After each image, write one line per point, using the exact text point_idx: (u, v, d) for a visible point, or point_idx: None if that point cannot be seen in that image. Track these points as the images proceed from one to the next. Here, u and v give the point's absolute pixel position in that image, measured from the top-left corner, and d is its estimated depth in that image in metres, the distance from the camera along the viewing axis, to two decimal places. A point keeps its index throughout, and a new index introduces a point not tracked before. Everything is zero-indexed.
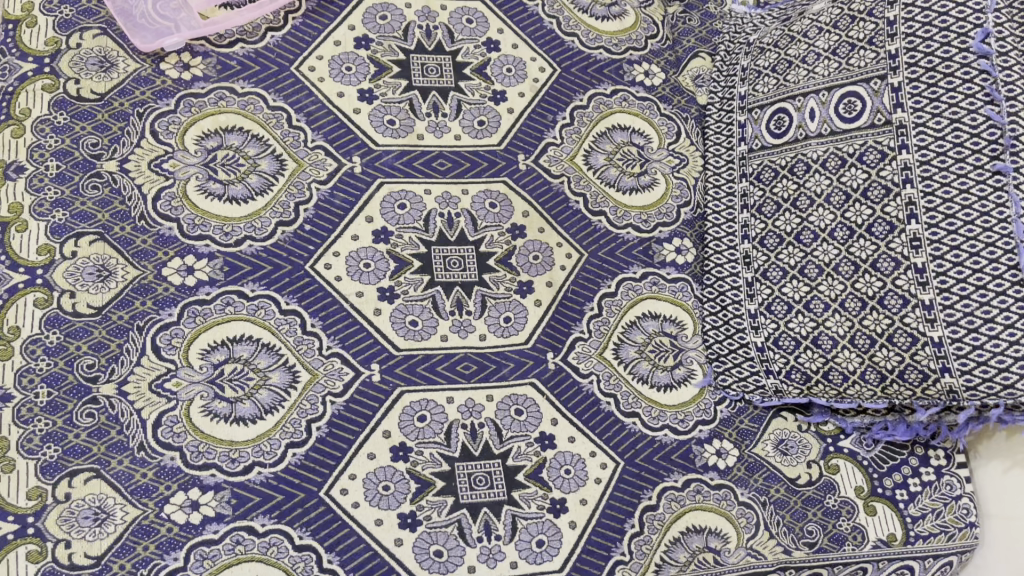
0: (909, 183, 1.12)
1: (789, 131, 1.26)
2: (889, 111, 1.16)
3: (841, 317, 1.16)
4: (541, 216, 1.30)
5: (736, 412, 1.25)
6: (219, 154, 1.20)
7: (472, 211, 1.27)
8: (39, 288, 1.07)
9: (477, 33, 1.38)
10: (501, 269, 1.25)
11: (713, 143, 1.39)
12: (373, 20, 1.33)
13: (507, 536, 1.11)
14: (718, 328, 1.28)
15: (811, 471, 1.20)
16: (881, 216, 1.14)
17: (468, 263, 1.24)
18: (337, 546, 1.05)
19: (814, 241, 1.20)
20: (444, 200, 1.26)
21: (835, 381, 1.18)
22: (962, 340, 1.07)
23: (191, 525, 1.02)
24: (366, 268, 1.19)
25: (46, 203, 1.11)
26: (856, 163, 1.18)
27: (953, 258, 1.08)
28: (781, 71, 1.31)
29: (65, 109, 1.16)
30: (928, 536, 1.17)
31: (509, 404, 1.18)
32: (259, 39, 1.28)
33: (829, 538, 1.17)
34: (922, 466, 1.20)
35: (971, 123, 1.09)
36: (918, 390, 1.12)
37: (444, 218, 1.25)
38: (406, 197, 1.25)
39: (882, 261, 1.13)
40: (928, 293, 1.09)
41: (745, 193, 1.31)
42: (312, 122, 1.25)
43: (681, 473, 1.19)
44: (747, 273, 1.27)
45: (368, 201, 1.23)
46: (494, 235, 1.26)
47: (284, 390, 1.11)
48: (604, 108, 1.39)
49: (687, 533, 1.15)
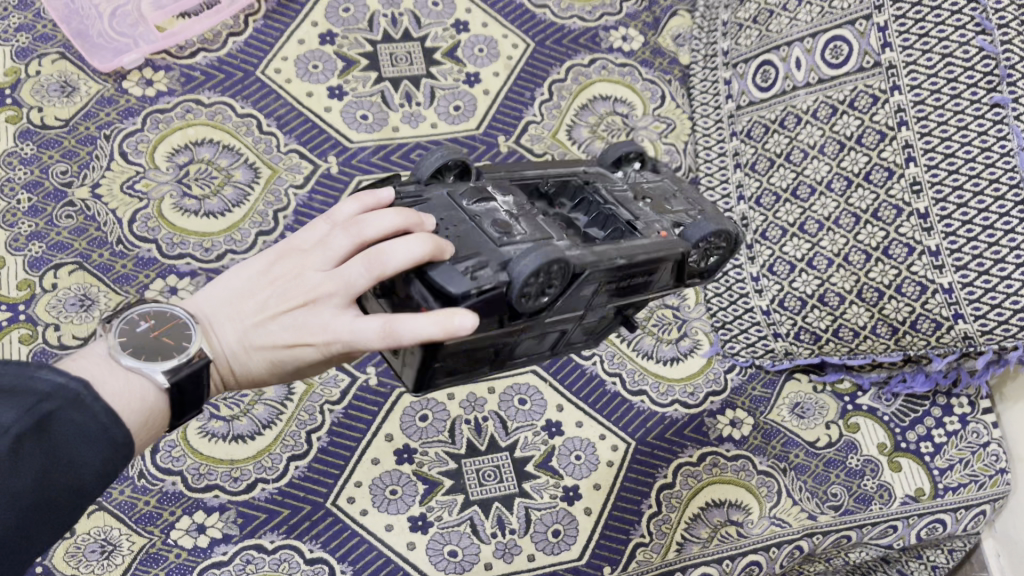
0: (905, 125, 1.07)
1: (776, 83, 1.23)
2: (877, 52, 1.10)
3: (847, 272, 1.12)
4: (578, 407, 1.16)
5: (747, 378, 1.21)
6: (193, 169, 1.17)
7: (500, 412, 1.14)
8: (23, 324, 1.04)
9: (444, 16, 1.35)
10: (542, 473, 1.11)
11: (700, 103, 1.35)
12: (336, 13, 1.31)
13: (521, 528, 1.07)
14: (722, 295, 1.25)
15: (831, 431, 1.16)
16: (878, 161, 1.09)
17: (504, 473, 1.10)
18: (348, 556, 1.02)
19: (812, 195, 1.16)
20: (470, 402, 1.14)
21: (846, 339, 1.13)
22: (974, 285, 1.02)
23: (199, 548, 1.00)
24: (424, 418, 1.12)
25: (21, 237, 1.09)
26: (847, 110, 1.13)
27: (957, 199, 1.02)
28: (763, 21, 1.27)
29: (30, 139, 1.14)
30: (957, 487, 1.12)
31: (512, 394, 1.16)
32: (221, 46, 1.25)
33: (854, 499, 1.12)
34: (946, 416, 1.15)
35: (963, 56, 1.03)
36: (932, 339, 1.07)
37: (471, 424, 1.13)
38: (428, 406, 1.13)
39: (883, 210, 1.08)
40: (933, 238, 1.04)
41: (737, 152, 1.27)
42: (283, 126, 1.22)
43: (696, 447, 1.15)
44: (746, 235, 1.23)
45: (389, 412, 1.12)
46: (528, 436, 1.13)
47: (281, 402, 1.10)
48: (583, 79, 1.35)
49: (707, 508, 1.11)
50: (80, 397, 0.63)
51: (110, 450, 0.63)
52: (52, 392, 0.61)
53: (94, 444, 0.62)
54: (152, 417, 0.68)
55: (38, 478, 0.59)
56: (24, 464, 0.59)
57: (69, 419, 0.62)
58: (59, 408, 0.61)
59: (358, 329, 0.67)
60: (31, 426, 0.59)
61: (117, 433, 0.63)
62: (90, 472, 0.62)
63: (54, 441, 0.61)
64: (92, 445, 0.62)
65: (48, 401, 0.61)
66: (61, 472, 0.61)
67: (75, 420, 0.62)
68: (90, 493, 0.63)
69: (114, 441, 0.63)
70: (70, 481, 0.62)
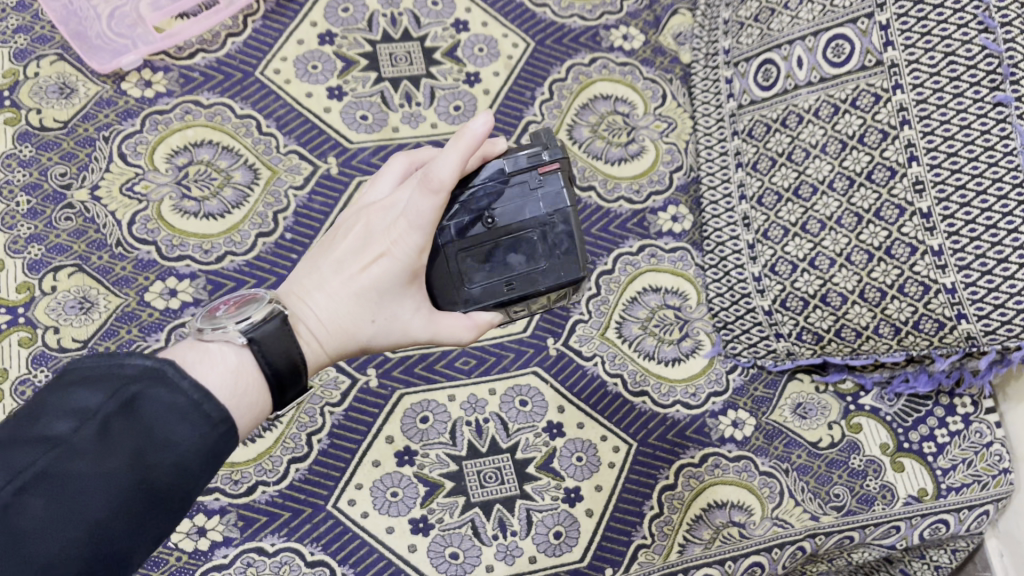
0: (907, 124, 1.06)
1: (778, 82, 1.22)
2: (880, 51, 1.09)
3: (849, 273, 1.11)
4: (579, 408, 1.16)
5: (749, 379, 1.21)
6: (192, 170, 1.17)
7: (501, 413, 1.14)
8: (23, 327, 1.04)
9: (444, 15, 1.34)
10: (543, 475, 1.11)
11: (701, 102, 1.35)
12: (335, 13, 1.30)
13: (522, 530, 1.07)
14: (724, 295, 1.24)
15: (834, 432, 1.16)
16: (881, 161, 1.08)
17: (505, 475, 1.10)
18: (350, 559, 1.03)
19: (814, 194, 1.15)
20: (470, 404, 1.14)
21: (848, 339, 1.13)
22: (977, 284, 1.01)
23: (200, 551, 1.00)
24: (425, 420, 1.12)
25: (21, 240, 1.09)
26: (849, 109, 1.12)
27: (959, 198, 1.02)
28: (764, 19, 1.25)
29: (29, 142, 1.14)
30: (960, 487, 1.11)
31: (513, 395, 1.15)
32: (219, 46, 1.25)
33: (856, 499, 1.11)
34: (949, 416, 1.14)
35: (966, 54, 1.02)
36: (935, 339, 1.07)
37: (472, 426, 1.12)
38: (428, 407, 1.13)
39: (885, 210, 1.08)
40: (937, 238, 1.03)
41: (738, 151, 1.27)
42: (282, 127, 1.21)
43: (697, 449, 1.15)
44: (748, 235, 1.23)
45: (389, 415, 1.11)
46: (529, 438, 1.13)
47: (281, 404, 1.09)
48: (583, 79, 1.35)
49: (709, 509, 1.11)
50: (165, 374, 0.61)
51: (207, 427, 0.61)
52: (136, 375, 0.61)
53: (186, 419, 0.61)
54: (247, 386, 0.66)
55: (134, 458, 0.58)
56: (114, 446, 0.58)
57: (159, 398, 0.60)
58: (145, 388, 0.60)
59: (417, 207, 0.73)
60: (115, 408, 0.59)
61: (209, 408, 0.61)
62: (190, 451, 0.60)
63: (144, 422, 0.59)
64: (187, 422, 0.61)
65: (134, 384, 0.60)
66: (158, 454, 0.59)
67: (165, 399, 0.60)
68: (194, 475, 0.61)
69: (210, 418, 0.62)
70: (170, 464, 0.59)
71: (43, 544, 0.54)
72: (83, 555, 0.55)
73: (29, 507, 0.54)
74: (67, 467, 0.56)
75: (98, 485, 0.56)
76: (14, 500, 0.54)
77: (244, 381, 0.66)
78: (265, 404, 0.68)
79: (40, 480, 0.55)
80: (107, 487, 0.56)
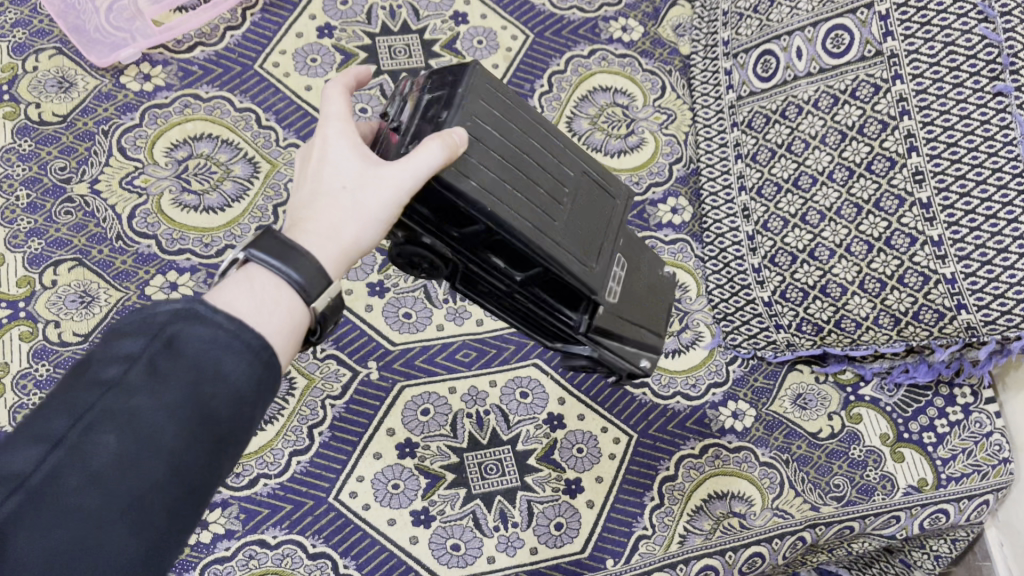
0: (907, 115, 1.06)
1: (777, 73, 1.22)
2: (879, 41, 1.09)
3: (848, 263, 1.11)
4: (579, 400, 1.16)
5: (749, 370, 1.21)
6: (191, 164, 1.17)
7: (502, 405, 1.14)
8: (23, 322, 1.04)
9: (443, 7, 1.34)
10: (544, 467, 1.11)
11: (701, 93, 1.34)
12: (334, 6, 1.30)
13: (523, 522, 1.08)
14: (724, 287, 1.24)
15: (834, 422, 1.16)
16: (880, 151, 1.08)
17: (506, 467, 1.10)
18: (352, 550, 1.03)
19: (814, 185, 1.15)
20: (471, 396, 1.14)
21: (848, 330, 1.13)
22: (976, 275, 1.01)
23: (202, 544, 1.00)
24: (426, 412, 1.12)
25: (21, 234, 1.09)
26: (849, 100, 1.12)
27: (959, 188, 1.02)
28: (763, 10, 1.25)
29: (28, 136, 1.14)
30: (960, 477, 1.11)
31: (514, 387, 1.15)
32: (218, 40, 1.25)
33: (856, 490, 1.12)
34: (948, 406, 1.15)
35: (966, 44, 1.02)
36: (935, 330, 1.07)
37: (472, 418, 1.13)
38: (429, 400, 1.13)
39: (885, 200, 1.08)
40: (936, 229, 1.03)
41: (738, 142, 1.27)
42: (281, 120, 1.21)
43: (698, 440, 1.15)
44: (748, 226, 1.23)
45: (389, 410, 1.11)
46: (530, 429, 1.13)
47: (282, 398, 1.09)
48: (583, 71, 1.35)
49: (709, 500, 1.11)
50: (196, 311, 0.58)
51: (251, 356, 0.58)
52: (172, 316, 0.57)
53: (231, 350, 0.57)
54: (271, 295, 0.63)
55: (190, 392, 0.55)
56: (166, 382, 0.55)
57: (197, 335, 0.57)
58: (182, 326, 0.57)
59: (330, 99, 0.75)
60: (160, 347, 0.56)
61: (248, 337, 0.58)
62: (244, 382, 0.57)
63: (189, 359, 0.56)
64: (232, 353, 0.57)
65: (170, 326, 0.57)
66: (214, 388, 0.56)
67: (203, 333, 0.57)
68: (251, 406, 0.58)
69: (250, 346, 0.58)
70: (227, 397, 0.56)
71: (127, 480, 0.51)
72: (165, 489, 0.53)
73: (100, 447, 0.51)
74: (124, 404, 0.53)
75: (163, 420, 0.54)
76: (82, 441, 0.51)
77: (269, 284, 0.63)
78: (301, 308, 0.64)
79: (101, 422, 0.52)
80: (173, 422, 0.54)
